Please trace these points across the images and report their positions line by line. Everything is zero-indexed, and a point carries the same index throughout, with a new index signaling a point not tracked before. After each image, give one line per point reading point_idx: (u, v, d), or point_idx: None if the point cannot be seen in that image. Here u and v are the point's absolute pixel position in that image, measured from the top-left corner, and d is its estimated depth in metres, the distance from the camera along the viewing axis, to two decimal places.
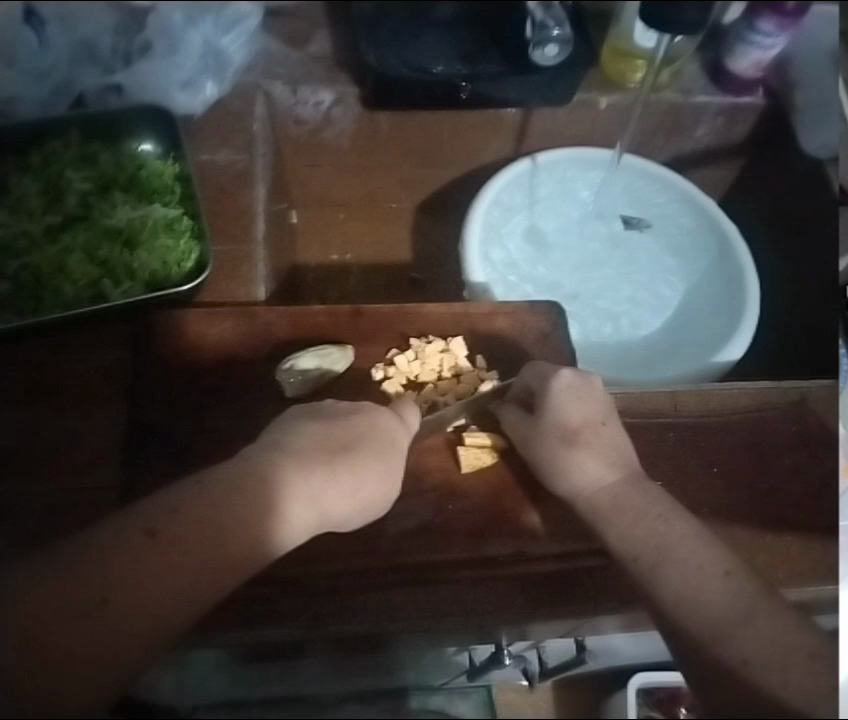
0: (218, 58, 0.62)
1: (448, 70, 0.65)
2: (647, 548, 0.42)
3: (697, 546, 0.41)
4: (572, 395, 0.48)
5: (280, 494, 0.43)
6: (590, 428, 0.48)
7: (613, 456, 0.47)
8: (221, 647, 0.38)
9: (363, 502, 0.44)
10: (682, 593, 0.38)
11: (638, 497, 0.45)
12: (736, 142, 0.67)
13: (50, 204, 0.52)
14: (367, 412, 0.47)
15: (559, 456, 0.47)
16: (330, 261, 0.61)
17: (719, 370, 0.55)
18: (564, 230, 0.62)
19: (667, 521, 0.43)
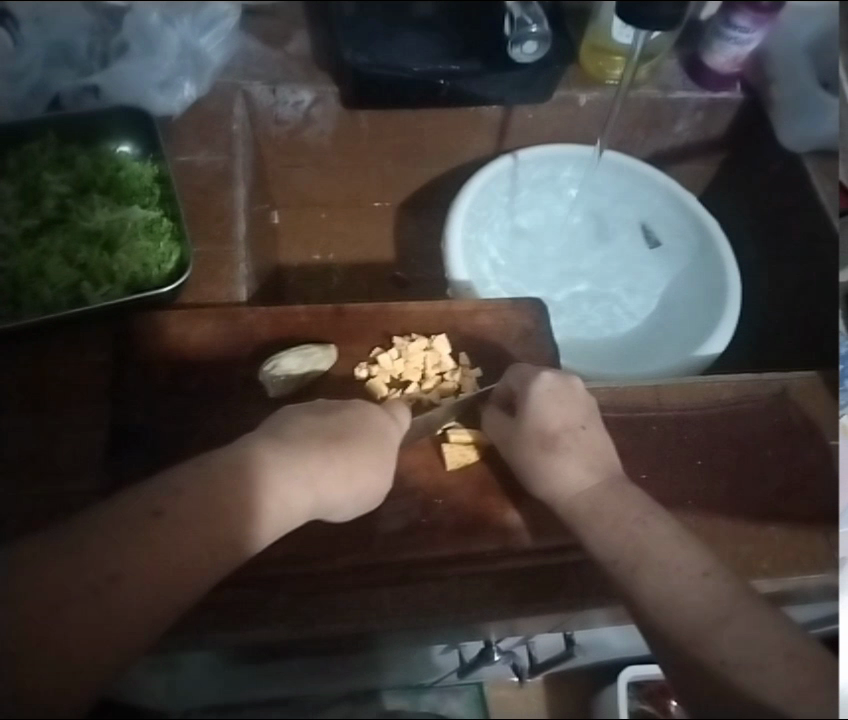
0: (196, 59, 0.62)
1: (424, 69, 0.63)
2: (627, 550, 0.40)
3: (680, 549, 0.40)
4: (553, 397, 0.47)
5: (275, 478, 0.40)
6: (571, 433, 0.46)
7: (596, 461, 0.45)
8: (211, 650, 0.38)
9: (360, 490, 0.43)
10: (663, 596, 0.38)
11: (618, 499, 0.44)
12: (714, 136, 0.69)
13: (28, 208, 0.52)
14: (359, 406, 0.46)
15: (539, 461, 0.46)
16: (312, 261, 0.64)
17: (704, 357, 0.55)
18: (547, 225, 0.63)
19: (645, 523, 0.42)
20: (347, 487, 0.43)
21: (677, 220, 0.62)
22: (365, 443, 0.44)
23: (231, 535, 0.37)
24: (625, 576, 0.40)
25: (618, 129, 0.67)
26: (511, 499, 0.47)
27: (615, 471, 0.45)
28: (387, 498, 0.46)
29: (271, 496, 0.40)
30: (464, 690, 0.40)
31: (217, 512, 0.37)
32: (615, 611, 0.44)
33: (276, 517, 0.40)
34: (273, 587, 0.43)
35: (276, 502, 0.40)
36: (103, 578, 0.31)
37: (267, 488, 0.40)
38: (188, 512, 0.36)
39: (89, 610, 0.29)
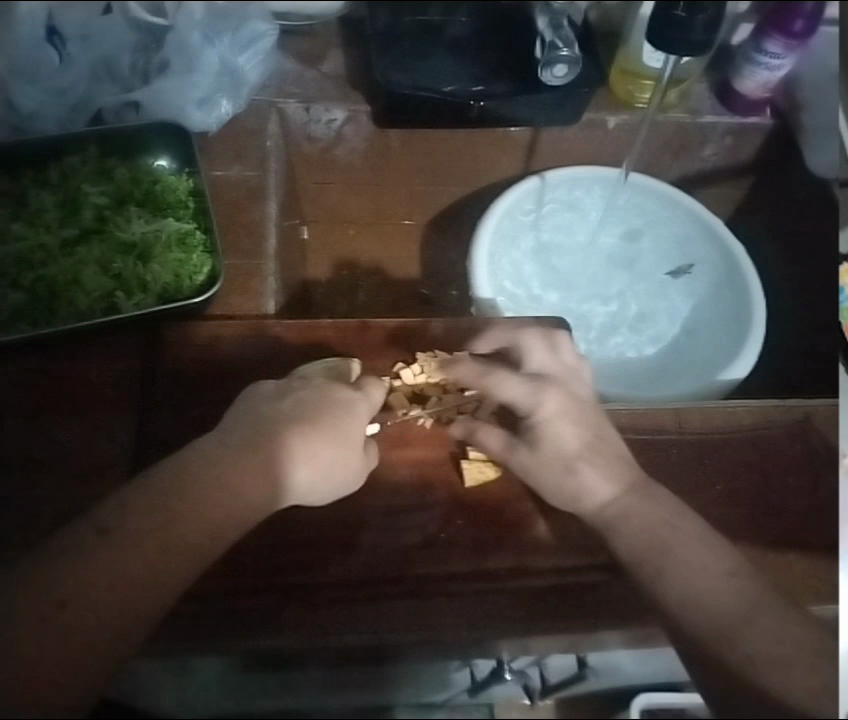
0: (232, 76, 0.63)
1: (458, 89, 0.66)
2: (651, 551, 0.43)
3: (706, 546, 0.44)
4: (565, 415, 0.48)
5: (228, 465, 0.44)
6: (589, 449, 0.48)
7: (616, 471, 0.47)
8: (223, 654, 0.41)
9: (314, 465, 0.46)
10: (687, 595, 0.41)
11: (641, 503, 0.46)
12: (744, 162, 0.66)
13: (67, 217, 0.54)
14: (319, 383, 0.49)
15: (562, 484, 0.47)
16: (339, 275, 0.60)
17: (729, 381, 0.56)
18: (573, 245, 0.61)
19: (672, 527, 0.45)
20: (305, 465, 0.46)
21: (701, 246, 0.62)
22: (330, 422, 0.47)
23: (196, 531, 0.42)
24: (647, 580, 0.43)
25: (646, 153, 0.66)
26: (528, 514, 0.48)
27: (634, 476, 0.48)
28: (404, 509, 0.48)
29: (231, 476, 0.44)
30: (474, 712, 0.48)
31: (187, 507, 0.42)
32: (638, 632, 0.43)
33: (242, 500, 0.44)
34: (285, 598, 0.43)
35: (242, 482, 0.44)
36: (53, 604, 0.36)
37: (226, 472, 0.44)
38: (140, 524, 0.41)
39: (48, 639, 0.36)
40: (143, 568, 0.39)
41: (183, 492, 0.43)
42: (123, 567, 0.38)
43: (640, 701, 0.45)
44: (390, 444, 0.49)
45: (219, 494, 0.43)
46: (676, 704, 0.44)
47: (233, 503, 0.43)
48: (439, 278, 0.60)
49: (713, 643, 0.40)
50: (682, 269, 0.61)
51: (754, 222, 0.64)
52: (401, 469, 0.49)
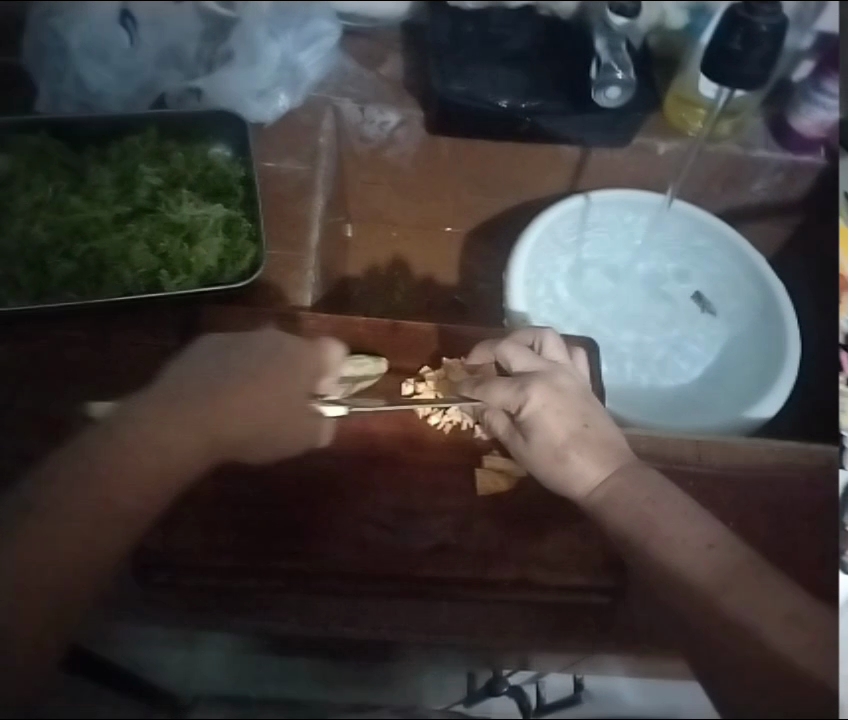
0: (293, 70, 0.65)
1: (512, 104, 0.67)
2: (640, 528, 0.47)
3: (695, 520, 0.47)
4: (551, 408, 0.50)
5: (171, 417, 0.48)
6: (576, 437, 0.49)
7: (604, 453, 0.49)
8: (228, 634, 0.44)
9: (252, 417, 0.48)
10: (663, 568, 0.46)
11: (631, 487, 0.49)
12: (794, 198, 0.66)
13: (122, 195, 0.56)
14: (272, 338, 0.52)
15: (556, 474, 0.49)
16: (378, 272, 0.61)
17: (769, 412, 0.55)
18: (615, 269, 0.62)
19: (656, 502, 0.48)
20: (244, 414, 0.48)
21: (739, 278, 0.62)
22: (276, 374, 0.50)
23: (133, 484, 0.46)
24: (638, 547, 0.47)
25: (693, 184, 0.66)
26: (538, 526, 0.48)
27: (624, 457, 0.49)
28: (417, 514, 0.48)
29: (170, 430, 0.48)
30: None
31: (126, 459, 0.46)
32: (637, 658, 0.45)
33: (177, 452, 0.47)
34: (293, 583, 0.45)
35: (185, 433, 0.48)
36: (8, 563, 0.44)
37: (166, 427, 0.48)
38: (81, 480, 0.46)
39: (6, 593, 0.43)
40: (86, 522, 0.44)
41: (121, 446, 0.47)
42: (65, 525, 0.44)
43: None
44: (406, 448, 0.49)
45: (153, 448, 0.47)
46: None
47: (167, 456, 0.47)
48: (477, 285, 0.61)
49: (707, 619, 0.44)
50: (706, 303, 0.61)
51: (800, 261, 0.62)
52: (416, 472, 0.49)
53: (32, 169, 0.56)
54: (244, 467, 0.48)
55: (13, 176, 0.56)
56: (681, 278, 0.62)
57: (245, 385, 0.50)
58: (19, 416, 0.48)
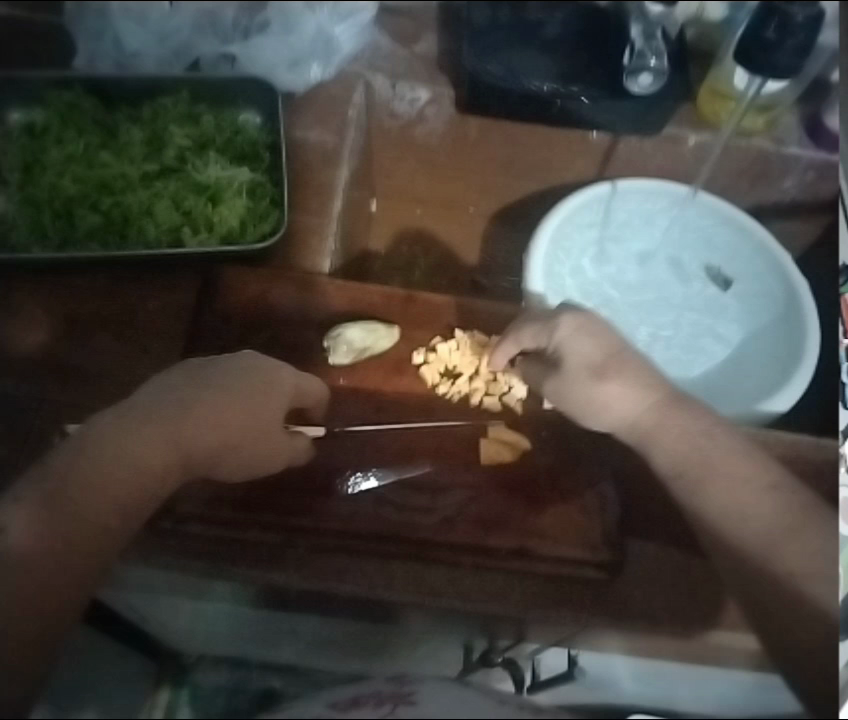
0: (328, 43, 0.66)
1: (549, 87, 0.67)
2: (692, 464, 0.47)
3: (754, 483, 0.47)
4: (580, 332, 0.51)
5: (176, 421, 0.47)
6: (613, 361, 0.51)
7: (641, 382, 0.50)
8: (237, 583, 0.46)
9: (254, 426, 0.47)
10: (725, 506, 0.46)
11: (672, 415, 0.49)
12: (823, 200, 0.65)
13: (151, 154, 0.57)
14: (247, 357, 0.50)
15: (594, 391, 0.49)
16: (398, 251, 0.61)
17: (794, 397, 0.55)
18: (635, 253, 0.62)
19: (708, 436, 0.48)
20: (246, 420, 0.47)
21: (759, 271, 0.61)
22: (249, 392, 0.49)
23: (102, 496, 0.44)
24: (684, 490, 0.47)
25: (723, 176, 0.65)
26: (547, 492, 0.48)
27: (664, 389, 0.50)
28: (424, 479, 0.48)
29: (141, 444, 0.46)
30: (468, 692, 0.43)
31: (97, 472, 0.45)
32: (627, 630, 0.46)
33: (146, 465, 0.45)
34: (291, 536, 0.46)
35: (186, 435, 0.47)
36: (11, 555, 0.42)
37: (134, 440, 0.46)
38: (82, 476, 0.44)
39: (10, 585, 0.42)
40: (55, 533, 0.43)
41: (109, 448, 0.46)
42: (32, 538, 0.43)
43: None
44: (415, 415, 0.50)
45: (125, 460, 0.45)
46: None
47: (137, 471, 0.45)
48: (496, 265, 0.60)
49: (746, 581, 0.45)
50: (717, 278, 0.61)
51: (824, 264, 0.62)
52: (426, 441, 0.49)
53: (65, 124, 0.57)
54: (212, 483, 0.46)
55: (46, 129, 0.57)
56: (700, 266, 0.62)
57: (215, 404, 0.48)
58: (43, 364, 0.50)
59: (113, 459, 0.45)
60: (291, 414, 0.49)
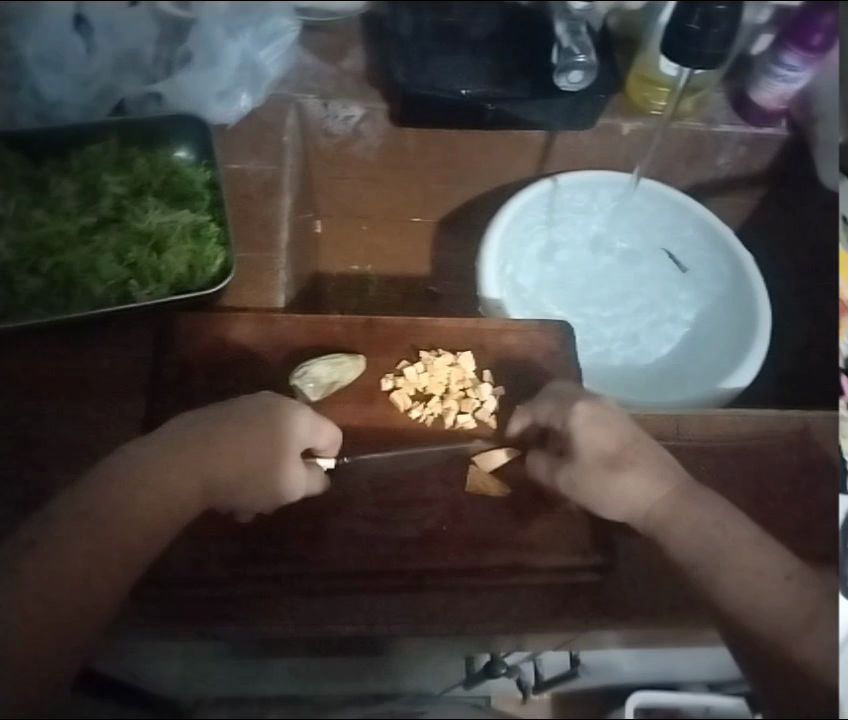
0: (254, 73, 0.62)
1: (473, 91, 0.64)
2: (706, 556, 0.46)
3: (757, 547, 0.46)
4: (596, 422, 0.48)
5: (182, 464, 0.46)
6: (629, 448, 0.48)
7: (659, 470, 0.48)
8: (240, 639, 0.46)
9: (256, 471, 0.47)
10: (742, 601, 0.45)
11: (690, 506, 0.47)
12: (759, 171, 0.65)
13: (86, 206, 0.56)
14: (262, 400, 0.48)
15: (609, 486, 0.47)
16: (351, 271, 0.64)
17: (758, 365, 0.57)
18: (583, 250, 0.63)
19: (724, 527, 0.46)
20: (247, 466, 0.47)
21: (714, 253, 0.61)
22: (262, 428, 0.47)
23: (128, 530, 0.44)
24: (700, 580, 0.46)
25: (658, 161, 0.65)
26: (531, 506, 0.48)
27: (680, 477, 0.48)
28: (409, 503, 0.48)
29: (161, 477, 0.46)
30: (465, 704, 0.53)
31: (123, 504, 0.45)
32: (625, 630, 0.48)
33: (165, 498, 0.46)
34: (288, 584, 0.46)
35: (190, 480, 0.46)
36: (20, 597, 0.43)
37: (153, 473, 0.46)
38: (90, 521, 0.44)
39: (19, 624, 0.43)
40: (70, 578, 0.43)
41: (115, 493, 0.45)
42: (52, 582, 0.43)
43: (637, 699, 0.54)
44: (393, 444, 0.49)
45: (148, 493, 0.45)
46: (672, 702, 0.53)
47: (155, 512, 0.45)
48: (445, 271, 0.64)
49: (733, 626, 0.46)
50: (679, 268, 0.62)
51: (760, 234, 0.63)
52: (409, 467, 0.49)
53: None
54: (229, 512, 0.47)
55: None
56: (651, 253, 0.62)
57: (230, 438, 0.47)
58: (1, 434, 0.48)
59: (135, 491, 0.45)
60: (306, 451, 0.48)
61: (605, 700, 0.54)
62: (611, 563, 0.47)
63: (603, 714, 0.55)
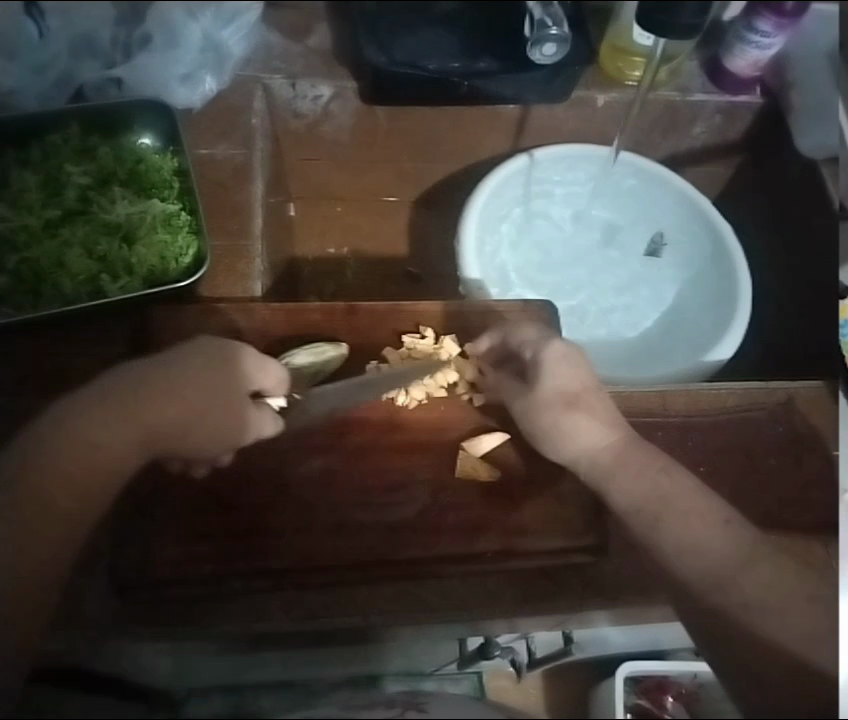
0: (217, 52, 0.62)
1: (442, 67, 0.64)
2: (653, 498, 0.46)
3: (700, 497, 0.47)
4: (567, 362, 0.52)
5: (125, 415, 0.46)
6: (588, 394, 0.51)
7: (611, 417, 0.50)
8: (218, 638, 0.41)
9: (201, 412, 0.47)
10: (684, 544, 0.44)
11: (637, 453, 0.49)
12: (732, 142, 0.64)
13: (51, 198, 0.54)
14: (211, 344, 0.50)
15: (559, 420, 0.49)
16: (328, 255, 0.61)
17: (739, 339, 0.56)
18: (559, 221, 0.61)
19: (671, 478, 0.47)
20: (193, 410, 0.47)
21: (688, 224, 0.62)
22: (210, 374, 0.48)
23: (75, 485, 0.43)
24: (646, 528, 0.45)
25: (636, 132, 0.64)
26: (520, 490, 0.48)
27: (630, 426, 0.50)
28: (398, 487, 0.48)
29: (106, 426, 0.45)
30: (465, 679, 0.40)
31: (67, 459, 0.44)
32: (628, 610, 0.43)
33: (108, 449, 0.45)
34: (276, 580, 0.44)
35: (134, 429, 0.46)
36: None
37: (95, 425, 0.45)
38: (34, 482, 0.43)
39: None
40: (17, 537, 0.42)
41: (61, 453, 0.44)
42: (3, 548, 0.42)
43: (625, 670, 0.40)
44: (381, 433, 0.49)
45: (93, 444, 0.45)
46: (660, 673, 0.40)
47: (100, 463, 0.44)
48: (427, 254, 0.61)
49: (705, 582, 0.42)
50: (655, 243, 0.61)
51: (737, 203, 0.63)
52: (397, 457, 0.49)
53: None
54: (179, 460, 0.46)
55: None
56: (630, 224, 0.61)
57: (172, 386, 0.48)
58: None
59: (81, 445, 0.44)
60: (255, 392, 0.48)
61: (597, 676, 0.41)
62: (599, 541, 0.46)
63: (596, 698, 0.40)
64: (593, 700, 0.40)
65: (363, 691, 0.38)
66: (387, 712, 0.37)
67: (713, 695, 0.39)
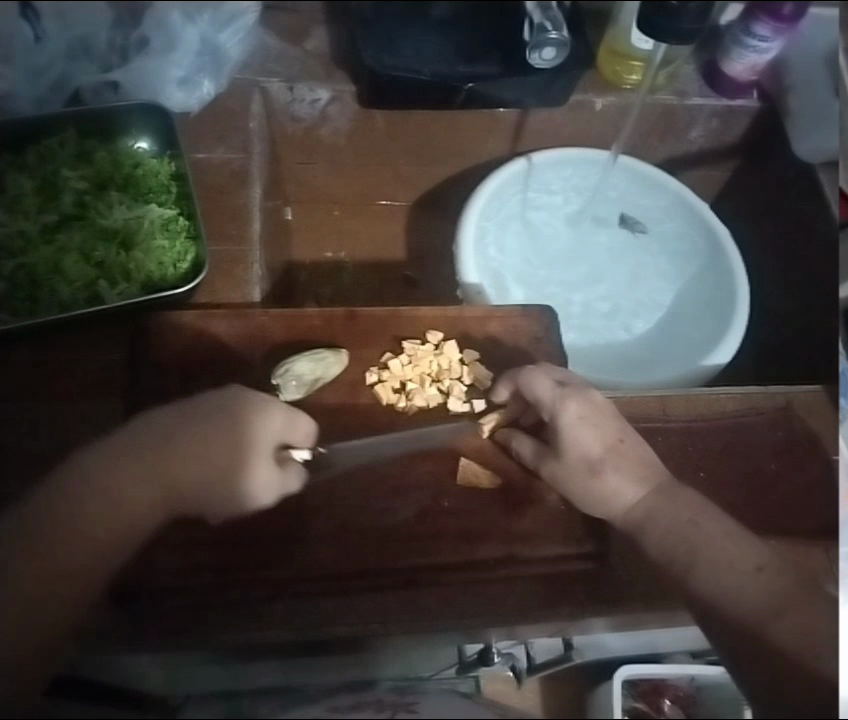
0: (215, 56, 0.62)
1: (448, 71, 0.64)
2: (681, 547, 0.43)
3: (737, 540, 0.43)
4: (583, 420, 0.49)
5: (148, 465, 0.43)
6: (611, 451, 0.48)
7: (640, 469, 0.47)
8: (215, 648, 0.40)
9: (229, 467, 0.44)
10: (718, 585, 0.41)
11: (670, 505, 0.46)
12: (729, 144, 0.63)
13: (47, 203, 0.54)
14: (237, 395, 0.48)
15: (588, 487, 0.47)
16: (324, 259, 0.61)
17: (736, 346, 0.56)
18: (559, 227, 0.62)
19: (697, 524, 0.44)
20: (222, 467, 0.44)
21: (681, 223, 0.62)
22: (233, 426, 0.46)
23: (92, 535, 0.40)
24: (678, 573, 0.42)
25: (636, 133, 0.64)
26: (519, 499, 0.48)
27: (663, 476, 0.47)
28: (397, 495, 0.48)
29: (126, 476, 0.43)
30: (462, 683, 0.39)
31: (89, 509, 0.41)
32: (626, 617, 0.43)
33: (133, 502, 0.42)
34: (278, 590, 0.44)
35: (156, 482, 0.43)
36: None
37: (121, 471, 0.43)
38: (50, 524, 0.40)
39: None
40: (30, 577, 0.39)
41: (82, 495, 0.41)
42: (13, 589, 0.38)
43: (622, 673, 0.40)
44: (381, 434, 0.50)
45: (113, 492, 0.42)
46: (658, 676, 0.40)
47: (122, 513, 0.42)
48: (427, 256, 0.62)
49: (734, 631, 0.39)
50: (633, 223, 0.61)
51: (732, 204, 0.62)
52: (398, 464, 0.48)
53: None
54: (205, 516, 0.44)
55: None
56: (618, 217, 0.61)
57: (199, 436, 0.45)
58: None
59: (99, 492, 0.42)
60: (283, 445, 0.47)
61: (595, 681, 0.41)
62: (604, 548, 0.46)
63: (591, 691, 0.40)
64: (590, 703, 0.39)
65: (355, 692, 0.36)
66: (375, 714, 0.34)
67: (713, 697, 0.39)
